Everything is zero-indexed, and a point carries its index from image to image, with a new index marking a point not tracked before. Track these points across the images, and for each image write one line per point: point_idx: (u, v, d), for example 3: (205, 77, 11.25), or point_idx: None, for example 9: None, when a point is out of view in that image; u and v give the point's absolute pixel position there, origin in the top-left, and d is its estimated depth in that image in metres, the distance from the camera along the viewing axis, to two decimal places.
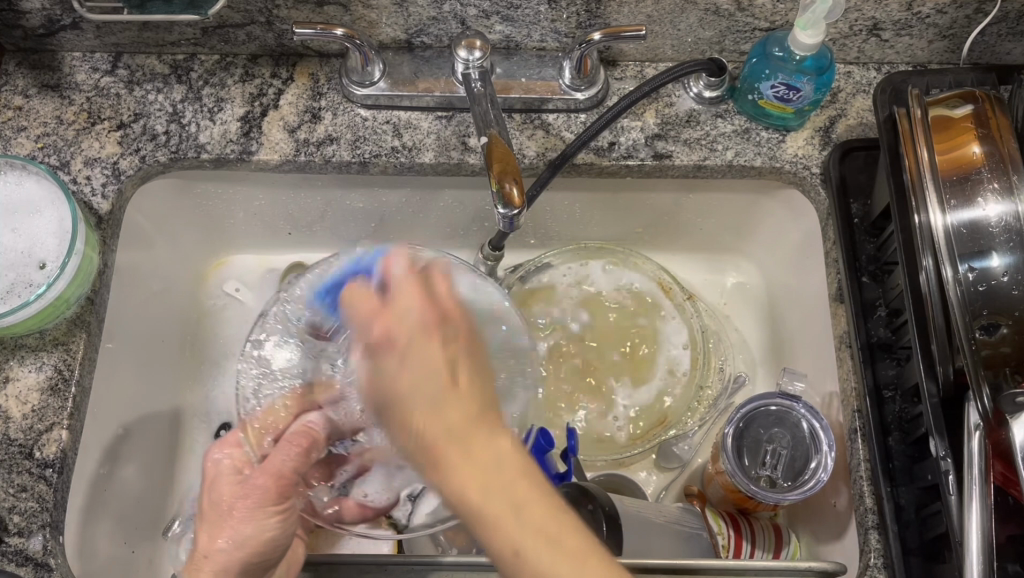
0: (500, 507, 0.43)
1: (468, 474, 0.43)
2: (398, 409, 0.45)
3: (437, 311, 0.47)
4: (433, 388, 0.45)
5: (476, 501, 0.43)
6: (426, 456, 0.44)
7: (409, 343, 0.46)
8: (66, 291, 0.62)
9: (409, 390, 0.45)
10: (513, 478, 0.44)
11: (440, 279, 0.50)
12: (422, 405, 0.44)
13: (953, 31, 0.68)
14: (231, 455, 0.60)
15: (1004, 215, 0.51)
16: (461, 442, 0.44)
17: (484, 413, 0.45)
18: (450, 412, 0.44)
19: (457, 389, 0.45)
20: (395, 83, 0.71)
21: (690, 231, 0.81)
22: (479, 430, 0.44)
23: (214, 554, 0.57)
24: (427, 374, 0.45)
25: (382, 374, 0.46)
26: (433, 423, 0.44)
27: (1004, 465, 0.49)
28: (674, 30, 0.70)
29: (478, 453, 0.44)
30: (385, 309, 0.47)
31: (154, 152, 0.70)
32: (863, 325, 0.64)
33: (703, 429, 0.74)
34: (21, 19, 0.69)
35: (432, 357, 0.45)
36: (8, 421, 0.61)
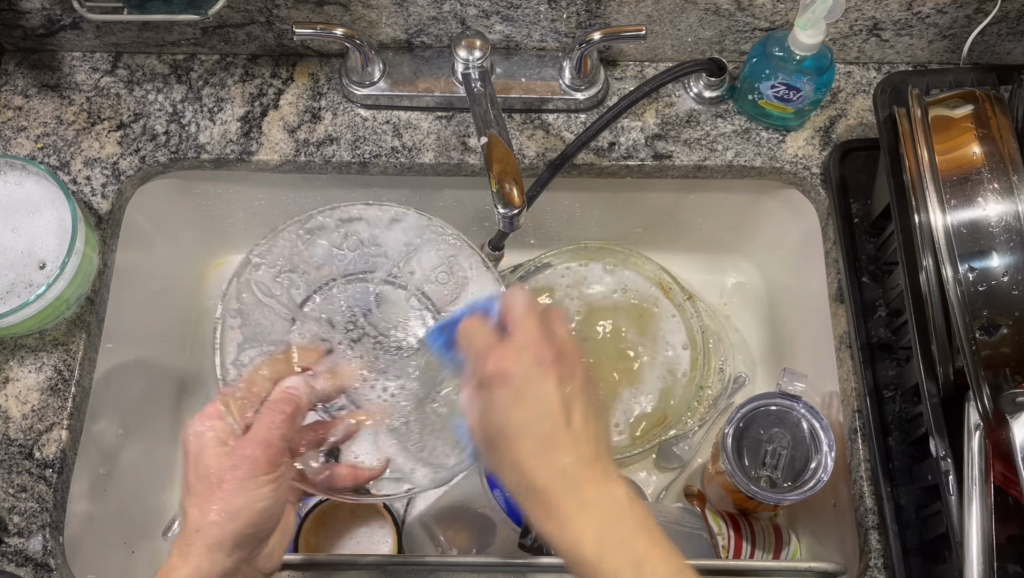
0: (606, 554, 0.44)
1: (581, 518, 0.45)
2: (508, 448, 0.48)
3: (557, 350, 0.50)
4: (545, 430, 0.47)
5: (591, 554, 0.45)
6: (534, 495, 0.47)
7: (524, 380, 0.48)
8: (66, 292, 0.62)
9: (523, 436, 0.48)
10: (623, 523, 0.45)
11: (559, 320, 0.53)
12: (530, 450, 0.47)
13: (953, 31, 0.68)
14: (213, 427, 0.55)
15: (1004, 215, 0.51)
16: (578, 494, 0.46)
17: (596, 461, 0.47)
18: (562, 461, 0.46)
19: (570, 432, 0.47)
20: (394, 83, 0.71)
21: (690, 231, 0.81)
22: (590, 479, 0.46)
23: (205, 529, 0.53)
24: (540, 418, 0.47)
25: (493, 411, 0.49)
26: (546, 467, 0.46)
27: (1004, 465, 0.49)
28: (674, 30, 0.70)
29: (590, 496, 0.46)
30: (502, 352, 0.50)
31: (154, 152, 0.70)
32: (863, 325, 0.64)
33: (703, 429, 0.75)
34: (21, 19, 0.69)
35: (546, 397, 0.48)
36: (8, 421, 0.61)
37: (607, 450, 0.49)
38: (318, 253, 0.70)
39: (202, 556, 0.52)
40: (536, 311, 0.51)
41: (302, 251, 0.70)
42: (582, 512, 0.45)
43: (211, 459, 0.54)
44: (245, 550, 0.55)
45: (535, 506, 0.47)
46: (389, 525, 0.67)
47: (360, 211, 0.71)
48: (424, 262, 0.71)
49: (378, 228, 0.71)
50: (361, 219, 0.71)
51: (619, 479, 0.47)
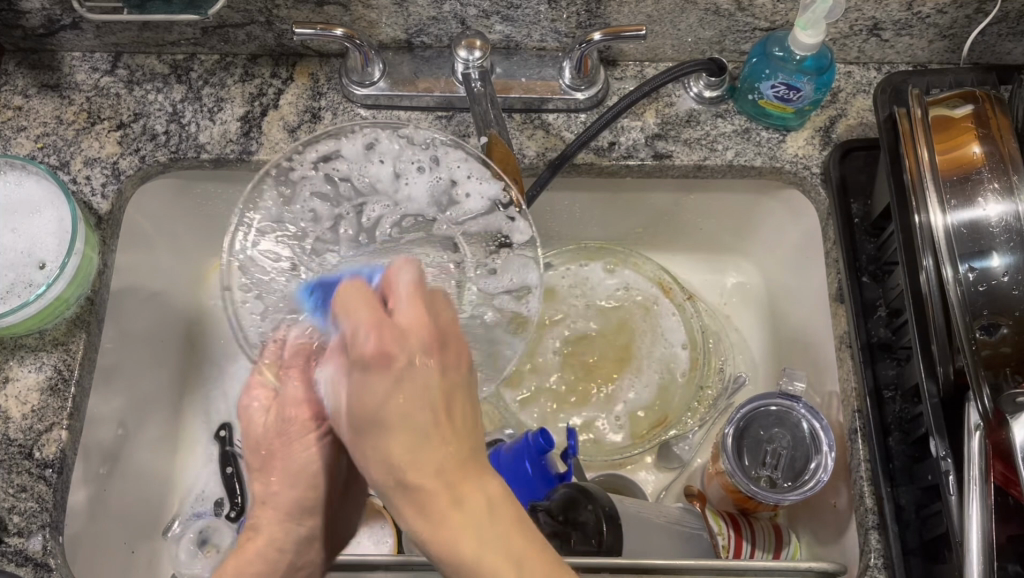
0: (479, 549, 0.42)
1: (460, 519, 0.43)
2: (381, 436, 0.46)
3: (437, 335, 0.47)
4: (421, 422, 0.45)
5: (468, 552, 0.42)
6: (406, 494, 0.45)
7: (408, 365, 0.46)
8: (66, 292, 0.62)
9: (396, 423, 0.45)
10: (502, 521, 0.44)
11: (445, 307, 0.49)
12: (402, 439, 0.45)
13: (954, 31, 0.68)
14: (258, 397, 0.59)
15: (1004, 215, 0.51)
16: (452, 487, 0.44)
17: (471, 455, 0.46)
18: (437, 451, 0.45)
19: (447, 425, 0.46)
20: (395, 84, 0.71)
21: (691, 231, 0.81)
22: (465, 474, 0.45)
23: (271, 499, 0.58)
24: (416, 409, 0.45)
25: (369, 390, 0.46)
26: (421, 464, 0.45)
27: (1004, 465, 0.49)
28: (674, 30, 0.70)
29: (466, 493, 0.44)
30: (384, 331, 0.45)
31: (154, 152, 0.70)
32: (863, 325, 0.64)
33: (703, 429, 0.74)
34: (21, 19, 0.69)
35: (430, 383, 0.46)
36: (8, 421, 0.61)
37: (481, 445, 0.47)
38: (312, 207, 0.58)
39: (274, 527, 0.57)
40: (423, 294, 0.47)
41: (290, 207, 0.57)
42: (448, 504, 0.44)
43: (260, 433, 0.59)
44: (316, 517, 0.58)
45: (406, 502, 0.45)
46: (389, 525, 0.69)
47: (333, 144, 0.59)
48: (419, 189, 0.60)
49: (359, 161, 0.59)
50: (340, 154, 0.59)
51: (490, 473, 0.46)
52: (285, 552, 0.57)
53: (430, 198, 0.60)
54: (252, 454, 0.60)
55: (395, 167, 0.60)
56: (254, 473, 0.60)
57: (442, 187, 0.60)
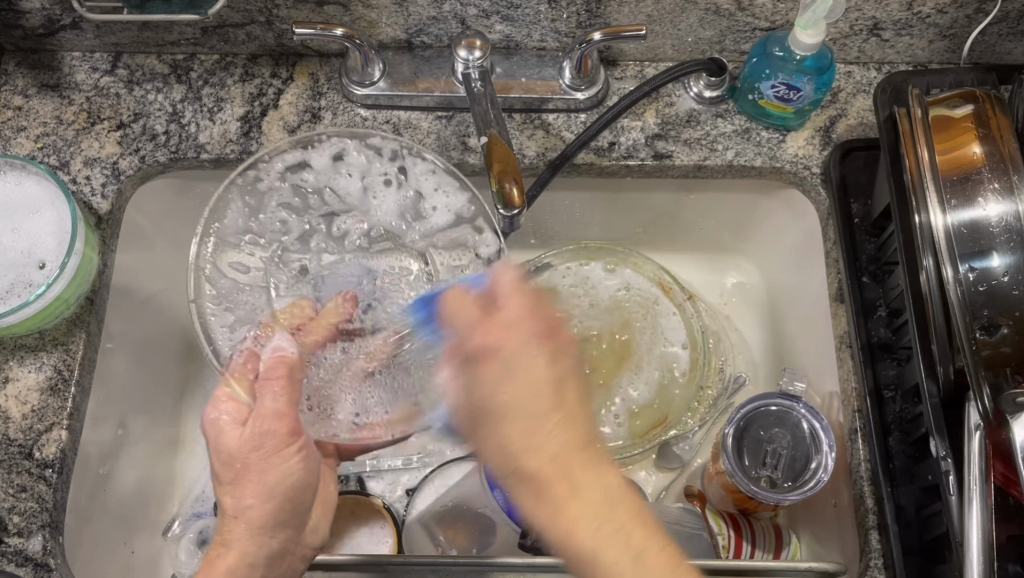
0: (603, 542, 0.44)
1: (579, 505, 0.45)
2: (498, 426, 0.47)
3: (542, 324, 0.49)
4: (538, 409, 0.46)
5: (584, 534, 0.44)
6: (523, 481, 0.46)
7: (514, 353, 0.47)
8: (66, 292, 0.62)
9: (510, 412, 0.46)
10: (619, 510, 0.45)
11: (546, 303, 0.51)
12: (517, 427, 0.46)
13: (954, 31, 0.68)
14: (229, 409, 0.55)
15: (1004, 215, 0.51)
16: (568, 472, 0.45)
17: (590, 444, 0.47)
18: (559, 440, 0.46)
19: (565, 412, 0.47)
20: (395, 83, 0.71)
21: (691, 231, 0.81)
22: (585, 462, 0.46)
23: (243, 514, 0.54)
24: (534, 396, 0.46)
25: (482, 384, 0.48)
26: (541, 452, 0.46)
27: (1004, 465, 0.49)
28: (674, 30, 0.70)
29: (584, 480, 0.45)
30: (493, 327, 0.48)
31: (154, 152, 0.70)
32: (863, 325, 0.64)
33: (703, 429, 0.75)
34: (21, 19, 0.69)
35: (541, 372, 0.47)
36: (8, 421, 0.61)
37: (596, 433, 0.48)
38: (280, 219, 0.61)
39: (246, 540, 0.54)
40: (524, 287, 0.50)
41: (257, 217, 0.61)
42: (567, 492, 0.45)
43: (234, 446, 0.54)
44: (290, 530, 0.56)
45: (525, 490, 0.46)
46: (389, 525, 0.68)
47: (302, 155, 0.62)
48: (386, 204, 0.62)
49: (327, 173, 0.62)
50: (307, 165, 0.62)
51: (609, 461, 0.47)
52: (257, 565, 0.55)
53: (398, 212, 0.62)
54: (222, 467, 0.55)
55: (363, 181, 0.62)
56: (222, 486, 0.55)
57: (409, 204, 0.62)
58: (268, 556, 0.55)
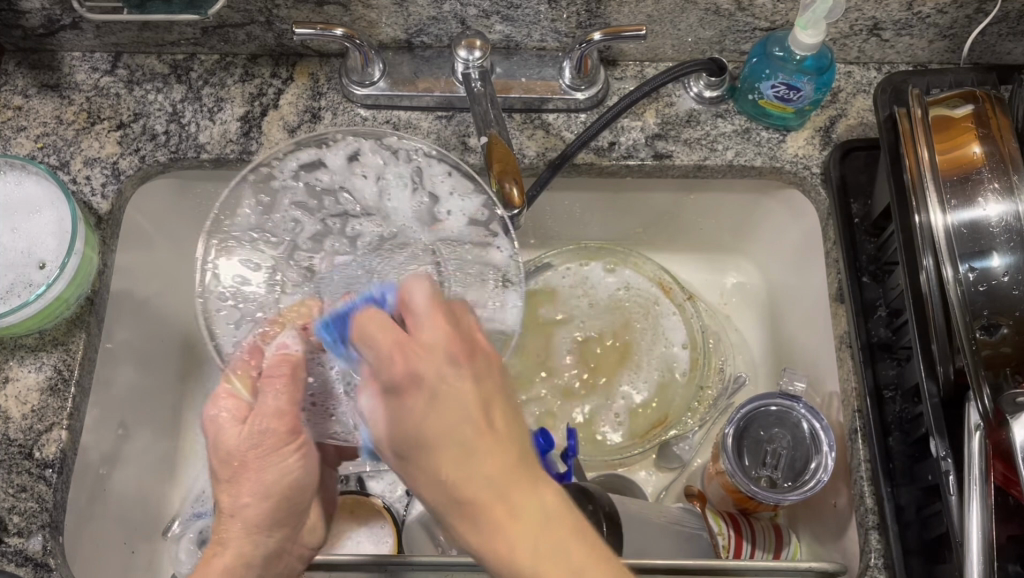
0: (554, 575, 0.40)
1: (518, 532, 0.40)
2: (428, 456, 0.42)
3: (465, 341, 0.45)
4: (465, 435, 0.42)
5: (527, 563, 0.40)
6: (461, 515, 0.42)
7: (436, 376, 0.43)
8: (66, 292, 0.62)
9: (438, 440, 0.42)
10: (560, 532, 0.41)
11: (466, 314, 0.47)
12: (448, 458, 0.42)
13: (954, 31, 0.68)
14: (229, 407, 0.53)
15: (1004, 215, 0.51)
16: (507, 498, 0.41)
17: (521, 462, 0.42)
18: (485, 469, 0.41)
19: (492, 433, 0.42)
20: (395, 83, 0.71)
21: (690, 231, 0.81)
22: (521, 485, 0.42)
23: (239, 512, 0.52)
24: (457, 418, 0.42)
25: (408, 413, 0.43)
26: (474, 482, 0.41)
27: (1004, 465, 0.49)
28: (674, 30, 0.70)
29: (523, 502, 0.41)
30: (407, 348, 0.44)
31: (154, 152, 0.70)
32: (863, 325, 0.64)
33: (703, 429, 0.75)
34: (21, 19, 0.69)
35: (462, 393, 0.43)
36: (8, 421, 0.61)
37: (531, 451, 0.44)
38: (292, 218, 0.58)
39: (241, 539, 0.52)
40: (441, 304, 0.46)
41: (270, 215, 0.58)
42: (504, 515, 0.41)
43: (233, 445, 0.52)
44: (287, 529, 0.54)
45: (461, 519, 0.42)
46: (389, 525, 0.69)
47: (316, 153, 0.60)
48: (401, 207, 0.60)
49: (342, 174, 0.60)
50: (322, 164, 0.60)
51: (547, 480, 0.43)
52: (253, 566, 0.52)
53: (414, 216, 0.60)
54: (221, 465, 0.53)
55: (378, 182, 0.60)
56: (220, 485, 0.53)
57: (426, 209, 0.60)
58: (265, 557, 0.53)
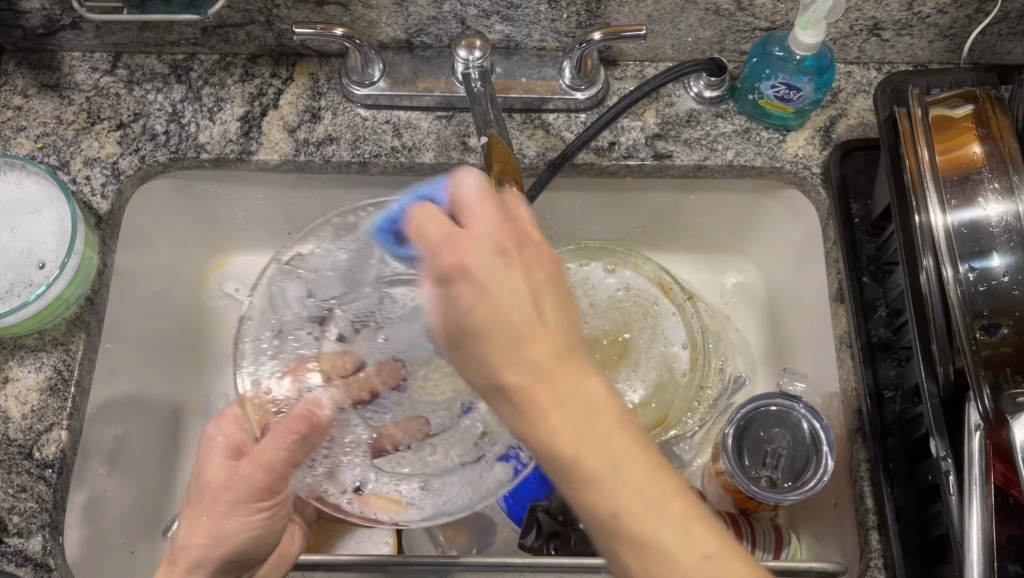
0: (583, 449, 0.42)
1: (562, 422, 0.43)
2: (477, 342, 0.44)
3: (514, 234, 0.46)
4: (519, 317, 0.44)
5: (566, 449, 0.43)
6: (503, 390, 0.44)
7: (488, 273, 0.45)
8: (66, 292, 0.62)
9: (484, 324, 0.44)
10: (606, 420, 0.43)
11: (517, 207, 0.48)
12: (500, 346, 0.44)
13: (954, 31, 0.68)
14: (227, 433, 0.55)
15: (1004, 215, 0.51)
16: (553, 386, 0.43)
17: (573, 352, 0.44)
18: (536, 353, 0.43)
19: (544, 322, 0.44)
20: (395, 83, 0.71)
21: (690, 231, 0.81)
22: (567, 379, 0.43)
23: (189, 549, 0.54)
24: (512, 303, 0.44)
25: (457, 311, 0.45)
26: (519, 365, 0.43)
27: (1004, 465, 0.49)
28: (674, 30, 0.69)
29: (570, 393, 0.43)
30: (459, 241, 0.46)
31: (154, 152, 0.70)
32: (863, 325, 0.64)
33: (703, 430, 0.74)
34: (21, 19, 0.69)
35: (514, 289, 0.44)
36: (8, 421, 0.61)
37: (582, 340, 0.46)
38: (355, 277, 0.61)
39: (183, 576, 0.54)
40: (490, 193, 0.47)
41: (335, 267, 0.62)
42: (551, 402, 0.43)
43: (215, 480, 0.54)
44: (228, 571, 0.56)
45: (505, 402, 0.44)
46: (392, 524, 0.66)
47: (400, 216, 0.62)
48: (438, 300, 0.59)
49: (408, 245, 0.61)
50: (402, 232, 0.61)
51: (598, 374, 0.45)
52: None
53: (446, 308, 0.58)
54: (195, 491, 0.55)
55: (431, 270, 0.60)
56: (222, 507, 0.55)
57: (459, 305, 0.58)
58: None
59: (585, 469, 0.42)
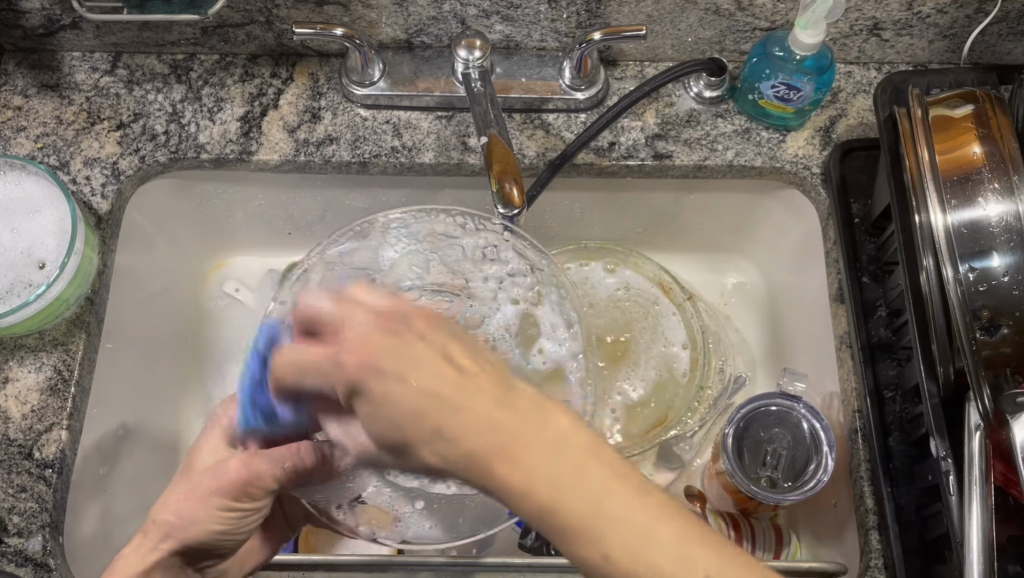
0: (565, 496, 0.39)
1: (538, 473, 0.39)
2: (415, 427, 0.42)
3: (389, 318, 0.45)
4: (443, 387, 0.42)
5: (552, 500, 0.39)
6: (463, 462, 0.41)
7: (393, 359, 0.43)
8: (66, 292, 0.62)
9: (419, 405, 0.42)
10: (580, 456, 0.40)
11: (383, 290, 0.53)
12: (441, 418, 0.41)
13: (954, 31, 0.68)
14: (233, 416, 0.56)
15: (1004, 215, 0.51)
16: (511, 445, 0.40)
17: (522, 400, 0.42)
18: (479, 413, 0.41)
19: (468, 376, 0.43)
20: (394, 83, 0.71)
21: (690, 231, 0.81)
22: (530, 427, 0.41)
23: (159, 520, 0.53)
24: (432, 372, 0.42)
25: (379, 402, 0.43)
26: (470, 432, 0.41)
27: (1004, 465, 0.49)
28: (674, 30, 0.69)
29: (535, 439, 0.40)
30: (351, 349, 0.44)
31: (154, 152, 0.70)
32: (863, 325, 0.64)
33: (703, 430, 0.74)
34: (21, 19, 0.69)
35: (429, 357, 0.43)
36: (8, 421, 0.61)
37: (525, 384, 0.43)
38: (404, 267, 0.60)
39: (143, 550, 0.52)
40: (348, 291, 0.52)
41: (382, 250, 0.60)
42: (513, 457, 0.40)
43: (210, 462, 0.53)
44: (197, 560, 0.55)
45: (469, 473, 0.41)
46: None
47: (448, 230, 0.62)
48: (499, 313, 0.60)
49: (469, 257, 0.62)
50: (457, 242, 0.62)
51: (562, 408, 0.42)
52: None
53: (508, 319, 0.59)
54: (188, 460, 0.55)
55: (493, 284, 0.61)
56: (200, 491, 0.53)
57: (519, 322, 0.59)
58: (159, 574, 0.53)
59: (582, 522, 0.39)
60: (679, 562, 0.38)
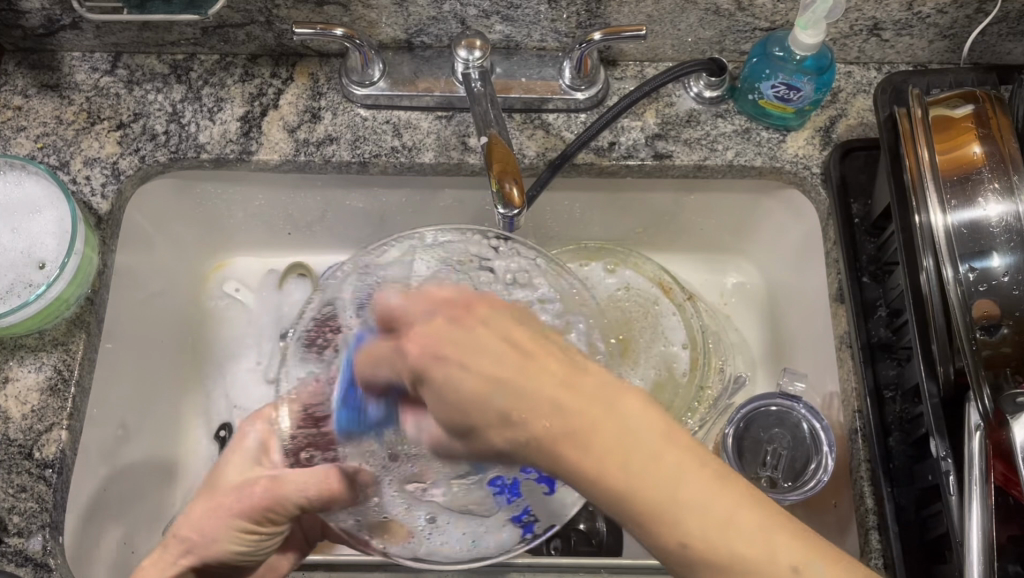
0: (633, 479, 0.40)
1: (604, 457, 0.40)
2: (480, 413, 0.43)
3: (457, 307, 0.46)
4: (507, 373, 0.42)
5: (618, 483, 0.40)
6: (530, 448, 0.42)
7: (460, 347, 0.44)
8: (66, 292, 0.62)
9: (484, 392, 0.42)
10: (648, 442, 0.40)
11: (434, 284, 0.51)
12: (511, 402, 0.42)
13: (954, 31, 0.68)
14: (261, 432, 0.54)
15: (1004, 215, 0.51)
16: (579, 430, 0.41)
17: (591, 386, 0.42)
18: (550, 396, 0.41)
19: (537, 363, 0.43)
20: (394, 83, 0.71)
21: (690, 232, 0.81)
22: (603, 412, 0.41)
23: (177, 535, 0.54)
24: (497, 360, 0.43)
25: (447, 391, 0.43)
26: (536, 413, 0.41)
27: (1004, 465, 0.49)
28: (674, 30, 0.69)
29: (602, 425, 0.41)
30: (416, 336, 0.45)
31: (154, 152, 0.70)
32: (863, 325, 0.64)
33: (704, 430, 0.73)
34: (21, 19, 0.69)
35: (493, 344, 0.44)
36: (8, 421, 0.61)
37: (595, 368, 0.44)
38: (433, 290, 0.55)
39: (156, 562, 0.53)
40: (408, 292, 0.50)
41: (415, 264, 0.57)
42: (579, 444, 0.40)
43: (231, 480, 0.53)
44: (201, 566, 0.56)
45: (540, 457, 0.42)
46: None
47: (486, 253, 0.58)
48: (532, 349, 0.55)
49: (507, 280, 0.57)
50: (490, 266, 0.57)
51: (632, 391, 0.42)
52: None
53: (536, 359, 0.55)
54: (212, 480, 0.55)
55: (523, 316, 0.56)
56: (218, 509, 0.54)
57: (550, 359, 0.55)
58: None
59: (648, 505, 0.39)
60: (748, 540, 0.39)
